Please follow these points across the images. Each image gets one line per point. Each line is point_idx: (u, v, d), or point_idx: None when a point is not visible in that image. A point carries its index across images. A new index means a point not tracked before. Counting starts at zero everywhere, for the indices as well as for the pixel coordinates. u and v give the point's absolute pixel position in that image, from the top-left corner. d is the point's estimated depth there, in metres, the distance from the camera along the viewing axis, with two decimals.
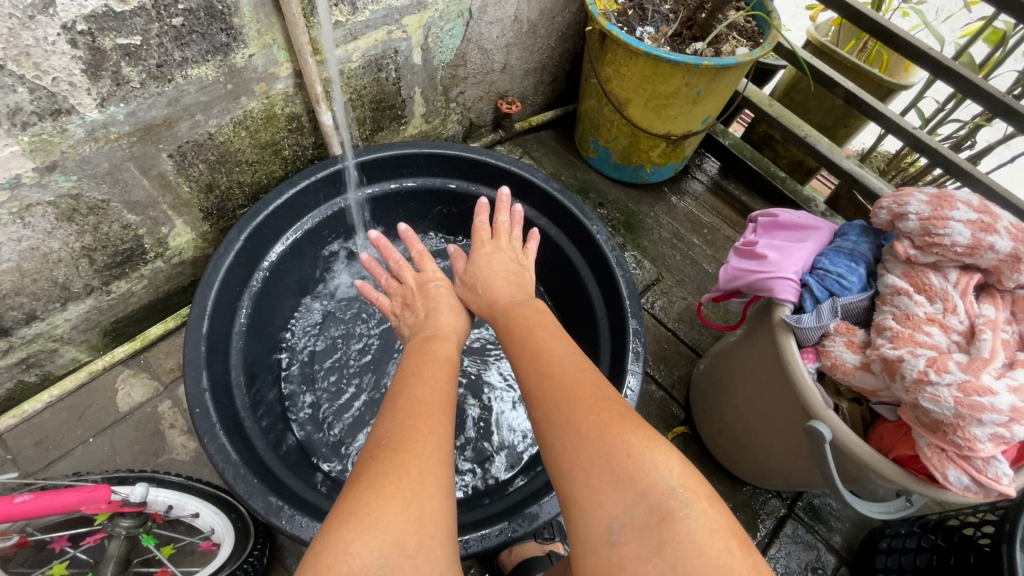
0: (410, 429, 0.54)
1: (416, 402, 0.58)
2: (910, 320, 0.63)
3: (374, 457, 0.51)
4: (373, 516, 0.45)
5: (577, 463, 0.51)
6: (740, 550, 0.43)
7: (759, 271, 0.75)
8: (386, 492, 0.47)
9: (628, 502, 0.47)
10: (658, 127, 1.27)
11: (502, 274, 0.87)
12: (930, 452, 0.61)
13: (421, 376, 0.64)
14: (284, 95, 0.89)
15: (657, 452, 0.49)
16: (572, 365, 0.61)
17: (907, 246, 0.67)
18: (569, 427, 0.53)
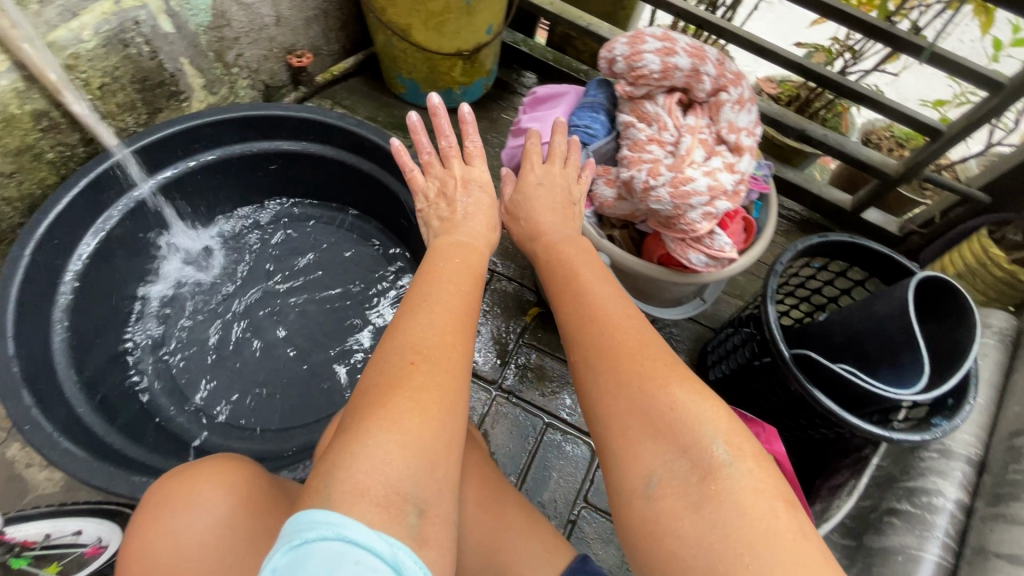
0: (447, 349, 0.59)
1: (449, 320, 0.62)
2: (637, 145, 0.76)
3: (412, 365, 0.56)
4: (406, 426, 0.51)
5: (616, 413, 0.55)
6: (784, 510, 0.47)
7: (527, 143, 0.85)
8: (427, 410, 0.53)
9: (671, 456, 0.51)
10: (447, 46, 1.31)
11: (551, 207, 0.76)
12: (675, 245, 0.75)
13: (452, 293, 0.67)
14: (14, 92, 0.82)
15: (700, 408, 0.52)
16: (618, 309, 0.61)
17: (624, 85, 0.79)
18: (611, 374, 0.56)
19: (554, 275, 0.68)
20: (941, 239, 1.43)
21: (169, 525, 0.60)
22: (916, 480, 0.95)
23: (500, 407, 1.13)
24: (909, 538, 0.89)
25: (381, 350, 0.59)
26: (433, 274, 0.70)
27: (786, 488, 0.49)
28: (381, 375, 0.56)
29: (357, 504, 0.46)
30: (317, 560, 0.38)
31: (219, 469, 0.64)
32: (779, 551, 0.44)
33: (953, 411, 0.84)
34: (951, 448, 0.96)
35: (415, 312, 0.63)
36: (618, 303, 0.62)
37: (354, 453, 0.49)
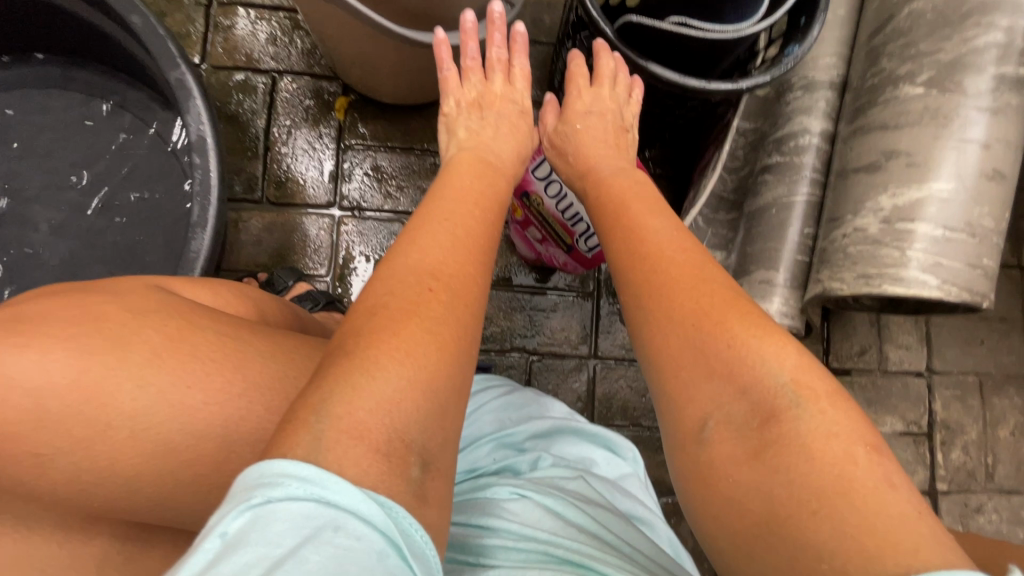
0: (471, 278, 0.47)
1: (463, 238, 0.49)
2: None
3: (430, 293, 0.43)
4: (410, 350, 0.40)
5: (669, 349, 0.45)
6: (866, 457, 0.37)
7: None
8: (442, 341, 0.41)
9: (726, 396, 0.42)
10: None
11: (600, 138, 0.67)
12: None
13: (478, 204, 0.54)
14: None
15: (765, 343, 0.43)
16: (673, 237, 0.51)
17: None
18: (664, 307, 0.46)
19: (601, 206, 0.59)
20: None
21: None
22: (784, 127, 0.89)
23: (351, 229, 0.97)
24: (780, 188, 0.87)
25: (383, 272, 0.46)
26: (443, 182, 0.57)
27: (866, 428, 0.39)
28: (390, 294, 0.43)
29: (353, 448, 0.35)
30: (279, 529, 0.30)
31: None
32: (856, 499, 0.35)
33: (806, 33, 0.72)
34: (814, 79, 0.87)
35: (432, 222, 0.50)
36: (662, 227, 0.52)
37: (360, 381, 0.38)
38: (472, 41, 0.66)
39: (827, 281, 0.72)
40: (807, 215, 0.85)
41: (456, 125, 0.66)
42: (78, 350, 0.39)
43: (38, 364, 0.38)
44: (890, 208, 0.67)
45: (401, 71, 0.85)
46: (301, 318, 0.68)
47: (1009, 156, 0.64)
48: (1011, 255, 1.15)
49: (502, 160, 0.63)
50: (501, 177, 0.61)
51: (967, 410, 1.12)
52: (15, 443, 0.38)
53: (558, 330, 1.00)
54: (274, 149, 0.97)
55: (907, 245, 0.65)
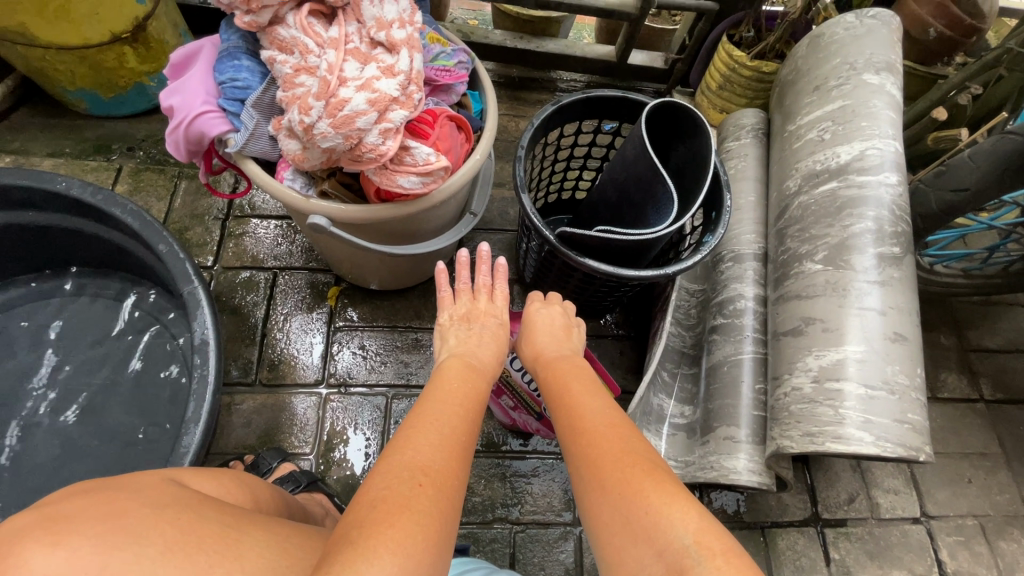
0: (452, 471, 0.52)
1: (449, 434, 0.56)
2: (286, 82, 0.64)
3: (420, 486, 0.48)
4: (398, 535, 0.43)
5: (605, 520, 0.50)
6: None
7: (177, 123, 0.70)
8: (428, 529, 0.45)
9: (648, 561, 0.45)
10: (93, 34, 1.07)
11: (554, 330, 0.76)
12: (380, 177, 0.67)
13: (459, 401, 0.62)
14: None
15: (678, 508, 0.46)
16: (608, 418, 0.59)
17: (243, 16, 0.65)
18: (597, 481, 0.52)
19: (547, 386, 0.67)
20: (699, 57, 1.46)
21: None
22: (722, 293, 1.01)
23: (336, 404, 1.03)
24: (728, 347, 0.96)
25: (378, 466, 0.51)
26: (433, 381, 0.65)
27: None
28: (388, 488, 0.48)
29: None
30: None
31: None
32: None
33: (717, 226, 0.86)
34: (740, 252, 1.01)
35: (425, 420, 0.57)
36: (597, 407, 0.61)
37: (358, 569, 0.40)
38: (463, 271, 0.80)
39: (779, 439, 0.76)
40: (756, 371, 0.92)
41: (445, 334, 0.75)
42: (101, 545, 0.42)
43: (63, 560, 0.40)
44: (817, 368, 0.75)
45: (386, 266, 0.98)
46: (288, 504, 0.71)
47: (906, 321, 0.74)
48: (971, 390, 1.20)
49: (482, 362, 0.71)
50: (478, 371, 0.69)
51: (977, 559, 1.07)
52: None
53: (540, 497, 1.01)
54: (271, 335, 1.07)
55: (839, 403, 0.71)
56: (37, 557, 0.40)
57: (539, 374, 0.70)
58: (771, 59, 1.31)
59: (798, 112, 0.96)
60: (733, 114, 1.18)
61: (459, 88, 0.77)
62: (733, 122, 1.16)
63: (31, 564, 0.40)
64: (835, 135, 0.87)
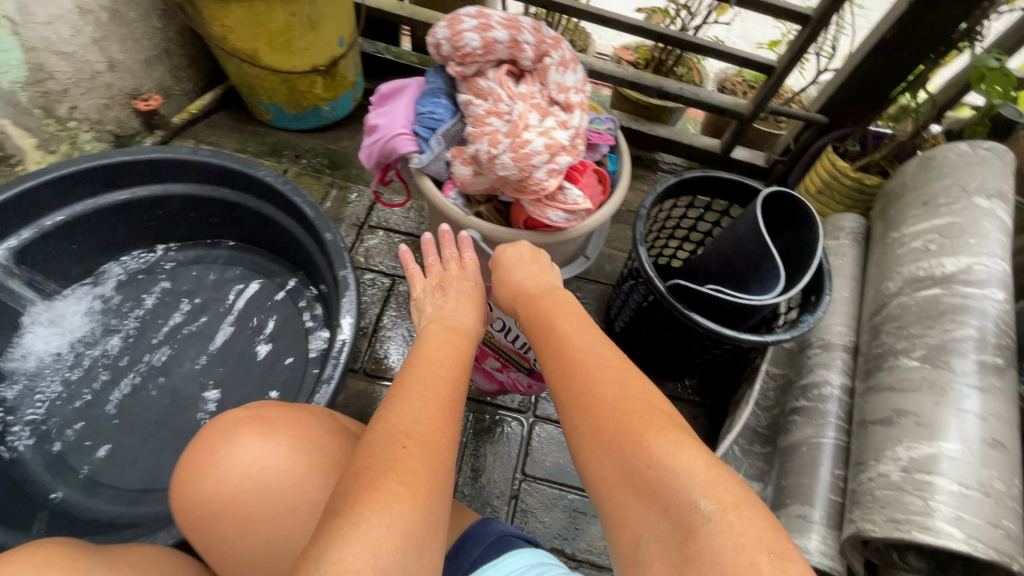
0: (438, 431, 0.52)
1: (434, 395, 0.57)
2: (478, 121, 0.79)
3: (405, 449, 0.50)
4: (383, 503, 0.45)
5: (605, 474, 0.51)
6: (769, 565, 0.41)
7: (380, 139, 0.86)
8: (416, 493, 0.47)
9: (653, 516, 0.47)
10: (300, 65, 1.31)
11: (527, 263, 0.75)
12: (534, 207, 0.79)
13: (442, 364, 0.62)
14: None
15: (681, 455, 0.48)
16: (598, 358, 0.58)
17: (455, 66, 0.82)
18: (595, 434, 0.53)
19: (534, 327, 0.66)
20: (801, 162, 1.56)
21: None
22: (808, 376, 1.04)
23: None
24: (809, 429, 0.98)
25: (369, 432, 0.53)
26: (420, 346, 0.65)
27: (771, 535, 0.43)
28: (373, 455, 0.49)
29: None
30: None
31: (48, 554, 0.53)
32: None
33: (816, 308, 0.92)
34: (830, 341, 1.05)
35: (409, 389, 0.57)
36: (590, 346, 0.59)
37: (347, 533, 0.43)
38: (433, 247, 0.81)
39: (859, 522, 0.77)
40: (836, 457, 0.93)
41: (421, 305, 0.75)
42: (290, 448, 0.57)
43: (266, 450, 0.57)
44: (907, 459, 0.77)
45: None
46: None
47: (1005, 430, 0.76)
48: None
49: (465, 323, 0.71)
50: (462, 332, 0.69)
51: None
52: (238, 504, 0.55)
53: (597, 538, 1.03)
54: (381, 332, 1.20)
55: (928, 496, 0.72)
56: (252, 443, 0.57)
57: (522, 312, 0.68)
58: (874, 174, 1.39)
59: (903, 222, 1.03)
60: (834, 216, 1.26)
61: (603, 149, 0.90)
62: (833, 223, 1.23)
63: (247, 446, 0.57)
64: (941, 247, 0.93)
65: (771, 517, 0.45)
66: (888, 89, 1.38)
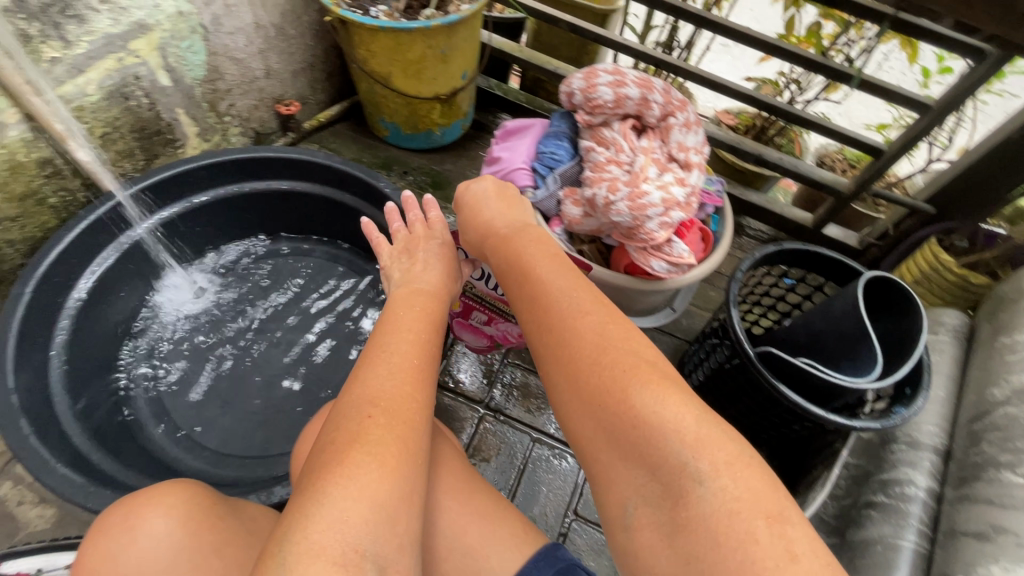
0: (401, 400, 0.58)
1: (402, 366, 0.62)
2: (598, 166, 0.83)
3: (368, 419, 0.55)
4: (347, 475, 0.50)
5: (587, 434, 0.55)
6: (764, 530, 0.44)
7: (500, 170, 0.93)
8: (381, 462, 0.52)
9: (642, 479, 0.51)
10: (425, 92, 1.41)
11: (495, 208, 0.80)
12: (638, 254, 0.82)
13: (411, 335, 0.67)
14: (24, 142, 0.89)
15: (667, 414, 0.50)
16: (579, 312, 0.60)
17: (583, 115, 0.88)
18: (576, 393, 0.56)
19: (512, 277, 0.69)
20: (898, 249, 1.52)
21: (114, 547, 0.56)
22: (889, 472, 0.99)
23: (488, 426, 1.16)
24: (886, 528, 0.92)
25: (339, 405, 0.58)
26: (388, 323, 0.69)
27: (767, 499, 0.46)
28: (340, 430, 0.55)
29: (313, 565, 0.45)
30: None
31: (180, 491, 0.60)
32: (749, 551, 0.43)
33: (911, 401, 0.89)
34: (918, 439, 1.00)
35: (375, 370, 0.61)
36: (572, 301, 0.62)
37: (317, 500, 0.49)
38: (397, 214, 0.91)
39: None
40: (916, 564, 0.86)
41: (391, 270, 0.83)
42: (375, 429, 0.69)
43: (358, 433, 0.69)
44: None
45: None
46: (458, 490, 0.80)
47: None
48: None
49: (431, 285, 0.78)
50: (425, 294, 0.76)
51: None
52: None
53: None
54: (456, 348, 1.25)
55: None
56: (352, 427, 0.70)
57: (504, 269, 0.71)
58: (981, 273, 1.33)
59: (1016, 329, 0.98)
60: (933, 310, 1.21)
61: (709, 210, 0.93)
62: (932, 317, 1.18)
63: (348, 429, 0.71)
64: None
65: (767, 476, 0.48)
66: (1009, 188, 1.30)
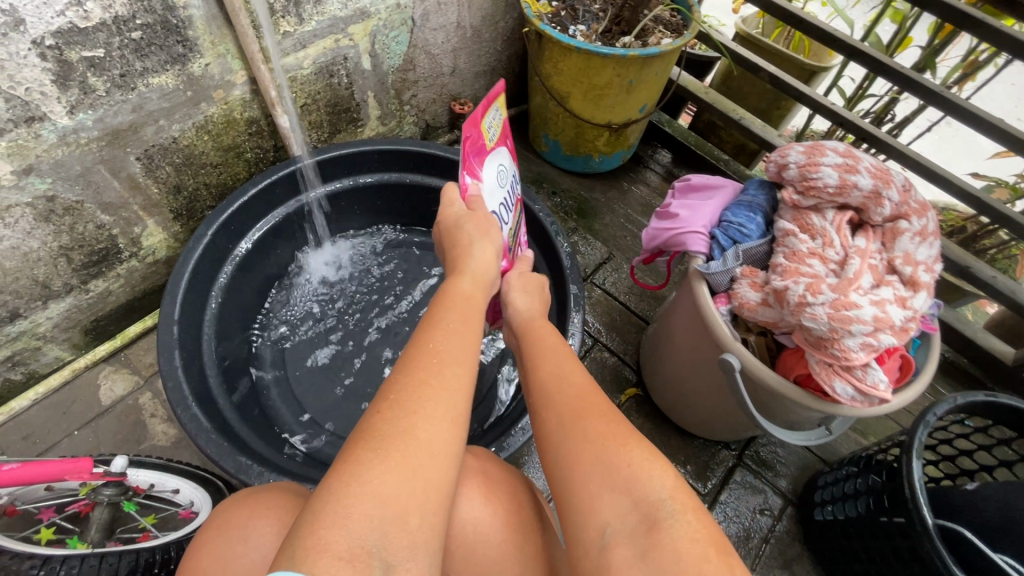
0: (421, 391, 0.52)
1: (443, 357, 0.56)
2: (796, 255, 0.72)
3: (380, 414, 0.50)
4: (363, 474, 0.46)
5: (577, 463, 0.51)
6: (718, 561, 0.44)
7: (674, 227, 0.84)
8: (390, 457, 0.47)
9: (624, 508, 0.48)
10: (598, 117, 1.36)
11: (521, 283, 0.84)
12: (820, 368, 0.69)
13: (450, 328, 0.61)
14: (242, 101, 0.96)
15: (656, 464, 0.50)
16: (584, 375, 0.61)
17: (791, 193, 0.76)
18: (571, 427, 0.54)
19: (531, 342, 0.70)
20: None
21: (225, 552, 0.55)
22: None
23: None
24: None
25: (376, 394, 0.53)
26: (433, 310, 0.64)
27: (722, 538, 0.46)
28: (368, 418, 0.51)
29: (319, 562, 0.41)
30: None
31: (280, 504, 0.60)
32: None
33: None
34: None
35: (404, 359, 0.56)
36: (569, 361, 0.63)
37: (337, 493, 0.44)
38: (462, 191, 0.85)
39: None
40: None
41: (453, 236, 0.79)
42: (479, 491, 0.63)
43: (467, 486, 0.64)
44: None
45: (708, 417, 0.98)
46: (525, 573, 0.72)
47: None
48: None
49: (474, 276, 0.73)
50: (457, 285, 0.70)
51: None
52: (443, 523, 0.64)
53: None
54: None
55: None
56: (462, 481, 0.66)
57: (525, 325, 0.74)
58: None
59: None
60: None
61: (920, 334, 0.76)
62: None
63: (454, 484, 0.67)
64: None
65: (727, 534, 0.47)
66: None
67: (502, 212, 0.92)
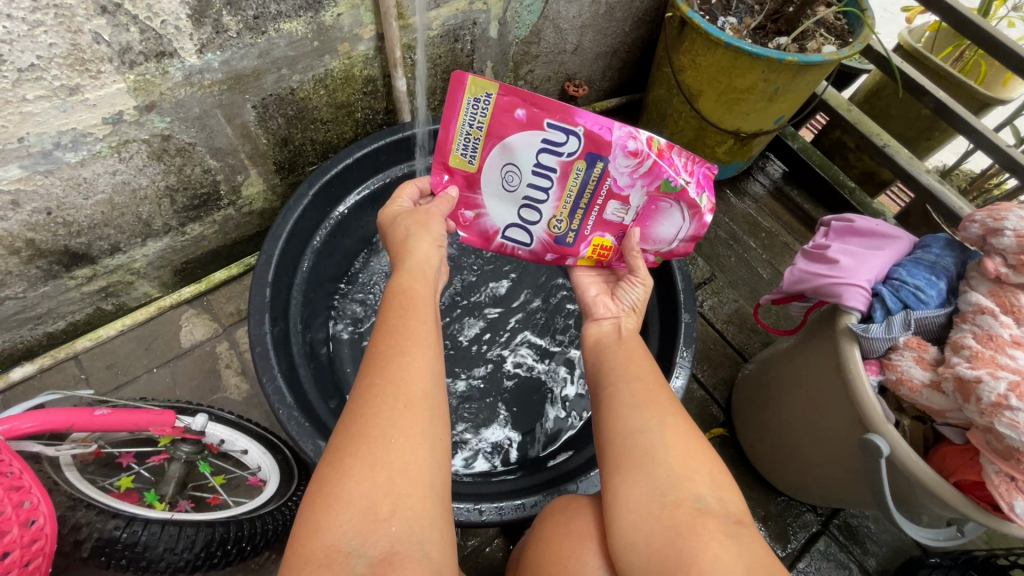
0: (372, 393, 0.52)
1: (381, 355, 0.55)
2: (993, 340, 0.60)
3: (341, 424, 0.51)
4: (334, 489, 0.47)
5: (682, 450, 0.52)
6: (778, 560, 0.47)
7: (828, 275, 0.73)
8: (347, 465, 0.48)
9: (716, 495, 0.50)
10: (727, 123, 1.22)
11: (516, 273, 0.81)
12: (999, 480, 0.58)
13: (397, 318, 0.59)
14: (365, 57, 0.89)
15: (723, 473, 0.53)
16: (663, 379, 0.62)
17: (998, 263, 0.63)
18: (667, 417, 0.55)
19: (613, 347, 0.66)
20: None
21: None
22: None
23: None
24: None
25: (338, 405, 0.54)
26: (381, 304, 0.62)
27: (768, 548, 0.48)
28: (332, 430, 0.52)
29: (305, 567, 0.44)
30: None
31: None
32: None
33: None
34: None
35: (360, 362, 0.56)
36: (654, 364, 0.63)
37: (318, 504, 0.47)
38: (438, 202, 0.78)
39: None
40: None
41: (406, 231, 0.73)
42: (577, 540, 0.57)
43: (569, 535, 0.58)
44: None
45: (810, 478, 0.88)
46: None
47: None
48: None
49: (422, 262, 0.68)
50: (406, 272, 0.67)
51: None
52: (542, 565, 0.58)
53: None
54: None
55: None
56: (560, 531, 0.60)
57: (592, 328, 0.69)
58: None
59: None
60: None
61: None
62: None
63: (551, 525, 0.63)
64: None
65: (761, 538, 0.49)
66: None
67: (527, 216, 0.80)
